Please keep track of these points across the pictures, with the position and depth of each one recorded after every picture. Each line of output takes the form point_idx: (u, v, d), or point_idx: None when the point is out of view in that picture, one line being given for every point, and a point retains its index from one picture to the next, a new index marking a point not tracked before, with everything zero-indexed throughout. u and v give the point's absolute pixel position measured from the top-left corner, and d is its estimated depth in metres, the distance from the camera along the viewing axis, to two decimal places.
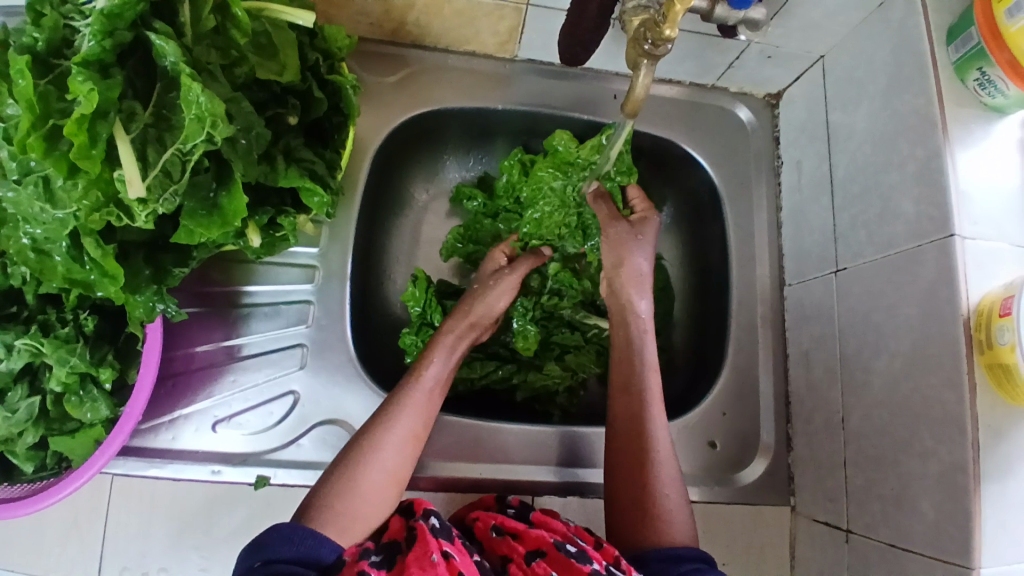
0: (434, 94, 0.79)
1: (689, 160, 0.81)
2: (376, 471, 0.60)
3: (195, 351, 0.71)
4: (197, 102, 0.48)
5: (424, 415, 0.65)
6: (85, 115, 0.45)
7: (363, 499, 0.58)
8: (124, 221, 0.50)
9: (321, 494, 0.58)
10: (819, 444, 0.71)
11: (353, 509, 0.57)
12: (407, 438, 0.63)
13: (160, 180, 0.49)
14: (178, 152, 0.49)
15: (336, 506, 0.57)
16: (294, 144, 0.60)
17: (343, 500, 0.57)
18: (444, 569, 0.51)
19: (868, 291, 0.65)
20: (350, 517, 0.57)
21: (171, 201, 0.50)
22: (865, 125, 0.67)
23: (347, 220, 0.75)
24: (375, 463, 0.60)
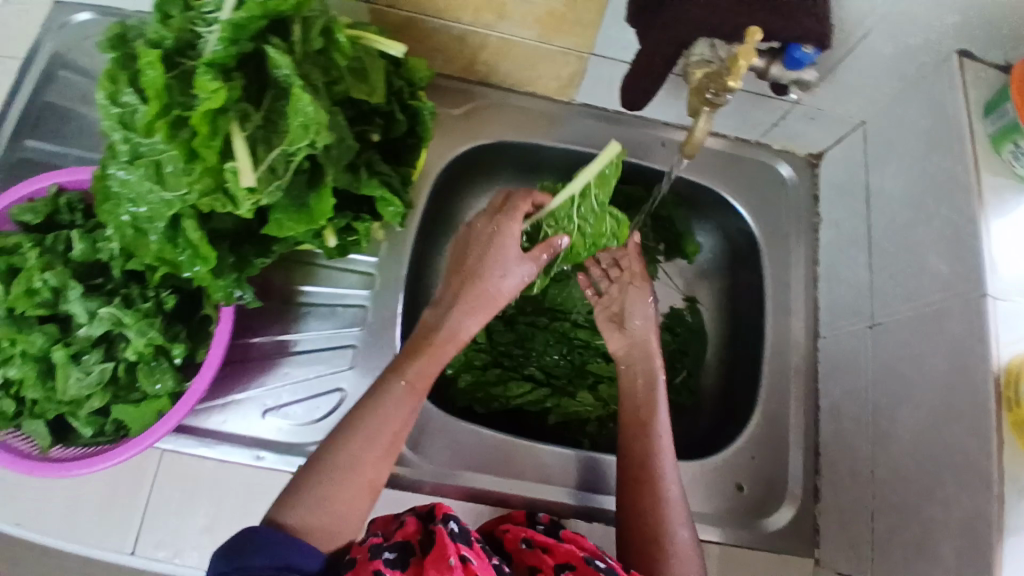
0: (496, 128, 0.85)
1: (731, 210, 0.86)
2: (350, 478, 0.59)
3: (252, 342, 0.75)
4: (302, 111, 0.53)
5: (401, 424, 0.62)
6: (209, 110, 0.52)
7: (337, 507, 0.58)
8: (227, 207, 0.56)
9: (295, 504, 0.57)
10: (844, 493, 0.72)
11: (326, 516, 0.57)
12: (383, 443, 0.61)
13: (267, 175, 0.55)
14: (284, 152, 0.55)
15: (307, 517, 0.56)
16: (374, 159, 0.66)
17: (316, 509, 0.57)
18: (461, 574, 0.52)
19: (900, 344, 0.67)
20: (325, 523, 0.57)
21: (274, 193, 0.56)
22: (902, 188, 0.70)
23: (406, 235, 0.80)
24: (352, 469, 0.59)
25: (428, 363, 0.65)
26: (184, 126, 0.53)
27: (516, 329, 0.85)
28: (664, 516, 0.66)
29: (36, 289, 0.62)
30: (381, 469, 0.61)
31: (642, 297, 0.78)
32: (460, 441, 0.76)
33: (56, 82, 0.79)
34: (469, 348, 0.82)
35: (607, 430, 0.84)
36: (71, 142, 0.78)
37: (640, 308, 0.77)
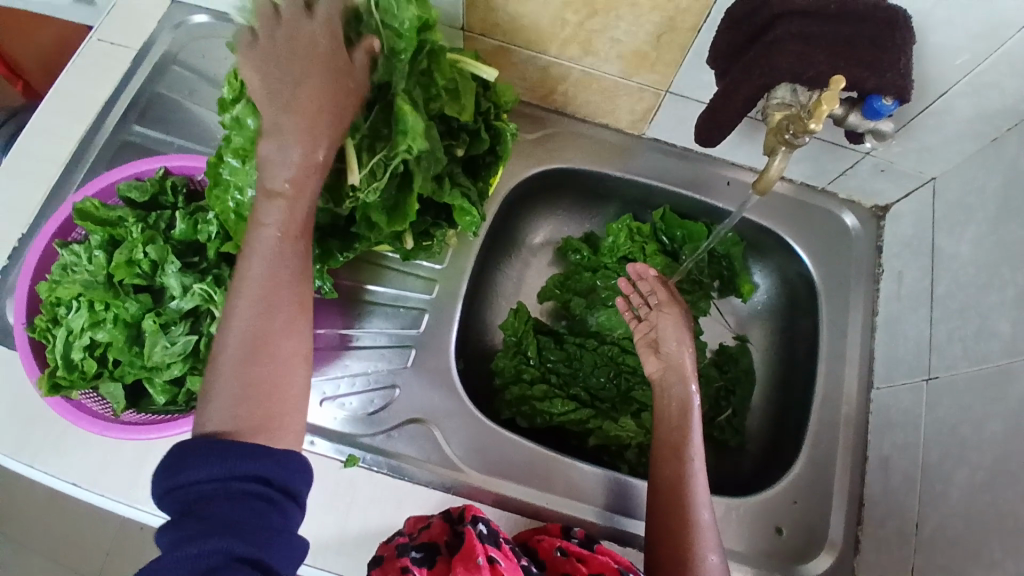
0: (568, 154, 0.89)
1: (792, 255, 0.87)
2: (249, 340, 0.50)
3: (317, 332, 0.79)
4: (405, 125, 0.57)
5: (256, 306, 0.51)
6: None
7: (251, 372, 0.50)
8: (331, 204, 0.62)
9: (210, 393, 0.49)
10: (887, 548, 0.71)
11: (251, 385, 0.50)
12: (256, 298, 0.51)
13: (368, 177, 0.60)
14: (384, 158, 0.60)
15: (224, 391, 0.49)
16: (456, 172, 0.70)
17: (228, 374, 0.49)
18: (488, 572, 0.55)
19: (957, 402, 0.67)
20: (241, 401, 0.49)
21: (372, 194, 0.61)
22: (970, 248, 0.71)
23: (470, 247, 0.85)
24: (241, 340, 0.50)
25: (302, 180, 0.52)
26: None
27: (565, 347, 0.88)
28: (694, 544, 0.66)
29: (136, 261, 0.68)
30: (294, 336, 0.53)
31: (675, 317, 0.79)
32: (503, 450, 0.78)
33: (167, 77, 0.85)
34: (519, 362, 0.84)
35: (647, 459, 0.84)
36: (176, 132, 0.83)
37: (677, 332, 0.78)
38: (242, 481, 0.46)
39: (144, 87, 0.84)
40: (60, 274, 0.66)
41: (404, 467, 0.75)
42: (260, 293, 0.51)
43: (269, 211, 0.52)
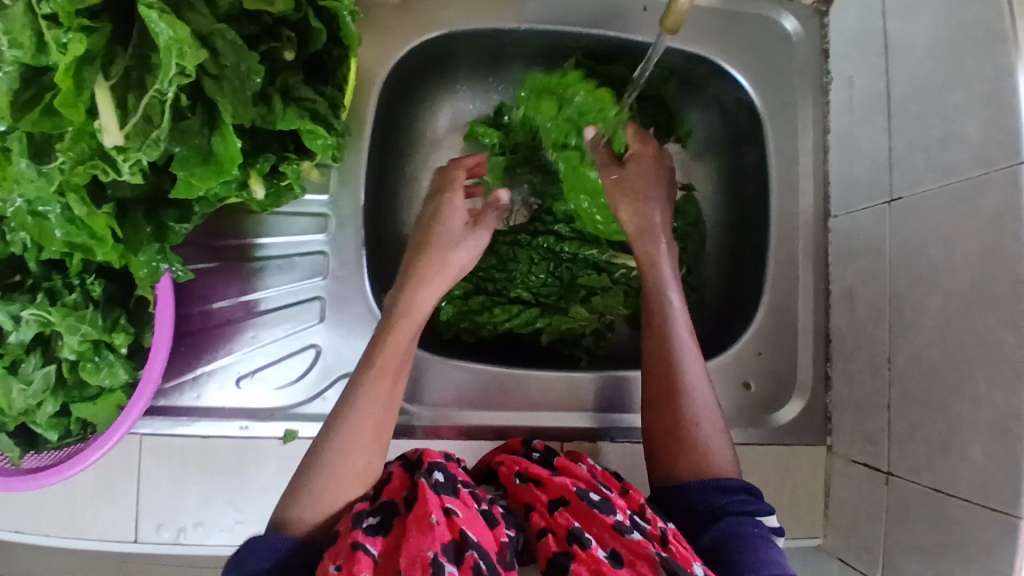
0: (442, 15, 0.71)
1: (729, 81, 0.74)
2: (369, 422, 0.56)
3: (211, 307, 0.69)
4: (161, 33, 0.43)
5: (385, 410, 0.58)
6: (71, 61, 0.43)
7: (356, 455, 0.55)
8: (110, 175, 0.48)
9: (312, 457, 0.55)
10: (859, 383, 0.68)
11: (345, 472, 0.54)
12: (391, 381, 0.59)
13: (140, 127, 0.46)
14: (157, 93, 0.45)
15: (332, 467, 0.54)
16: (292, 83, 0.55)
17: (338, 461, 0.54)
18: (443, 529, 0.47)
19: (924, 225, 0.60)
20: (338, 487, 0.53)
21: (155, 148, 0.47)
22: (928, 37, 0.59)
23: (356, 162, 0.70)
24: (357, 430, 0.56)
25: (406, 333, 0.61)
26: (31, 83, 0.45)
27: (497, 251, 0.77)
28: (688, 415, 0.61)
29: None
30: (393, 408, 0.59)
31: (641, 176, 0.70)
32: (452, 377, 0.72)
33: None
34: None
35: (603, 341, 0.81)
36: None
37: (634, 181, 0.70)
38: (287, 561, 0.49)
39: None
40: None
41: None
42: (395, 381, 0.59)
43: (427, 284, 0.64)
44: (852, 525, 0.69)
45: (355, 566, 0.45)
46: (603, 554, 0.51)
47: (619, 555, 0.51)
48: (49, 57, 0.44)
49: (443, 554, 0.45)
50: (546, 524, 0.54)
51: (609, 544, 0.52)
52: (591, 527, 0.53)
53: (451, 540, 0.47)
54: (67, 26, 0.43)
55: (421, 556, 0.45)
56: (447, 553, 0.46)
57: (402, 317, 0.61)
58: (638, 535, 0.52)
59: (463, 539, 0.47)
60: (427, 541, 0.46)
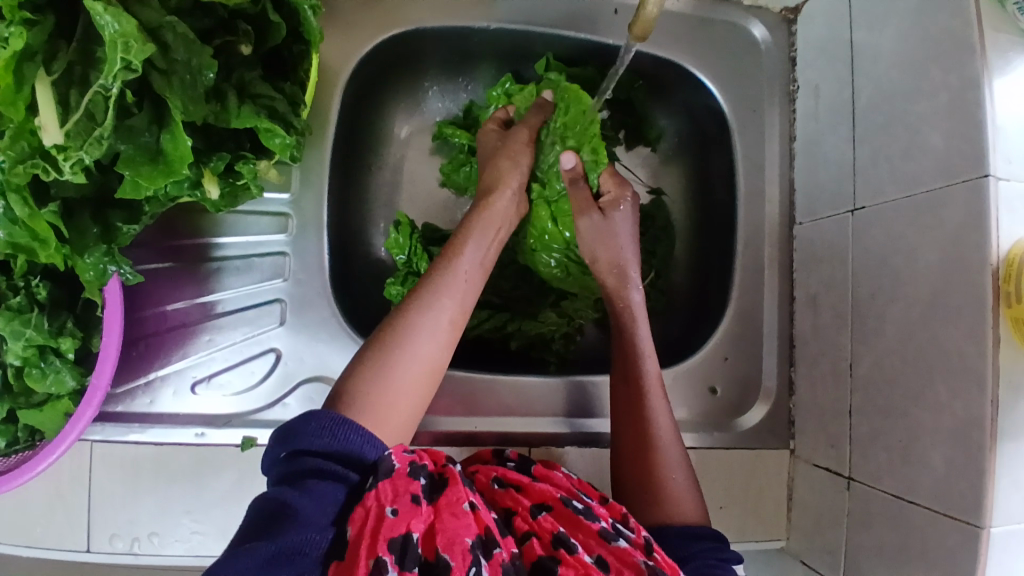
0: (410, 11, 0.70)
1: (698, 86, 0.74)
2: (417, 361, 0.52)
3: (166, 310, 0.66)
4: (106, 26, 0.41)
5: (464, 308, 0.57)
6: (12, 55, 0.40)
7: (398, 390, 0.51)
8: (52, 175, 0.45)
9: (352, 377, 0.50)
10: (822, 389, 0.69)
11: (384, 404, 0.50)
12: (447, 325, 0.55)
13: (83, 125, 0.44)
14: (101, 88, 0.43)
15: (371, 392, 0.50)
16: (248, 78, 0.53)
17: (382, 393, 0.50)
18: (474, 520, 0.47)
19: (888, 233, 0.61)
20: (376, 418, 0.49)
21: (98, 146, 0.44)
22: (894, 47, 0.60)
23: (319, 162, 0.68)
24: (406, 365, 0.52)
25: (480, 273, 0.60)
26: None
27: None
28: (661, 472, 0.59)
29: None
30: (444, 357, 0.54)
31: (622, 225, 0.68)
32: None
33: None
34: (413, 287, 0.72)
35: (573, 343, 0.80)
36: None
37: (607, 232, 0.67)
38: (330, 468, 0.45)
39: None
40: None
41: None
42: (452, 327, 0.55)
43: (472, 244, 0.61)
44: (815, 529, 0.69)
45: (411, 522, 0.44)
46: (589, 560, 0.51)
47: (606, 562, 0.51)
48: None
49: (476, 546, 0.45)
50: (531, 528, 0.53)
51: (595, 550, 0.52)
52: (576, 535, 0.53)
53: (479, 532, 0.47)
54: (8, 20, 0.41)
55: (460, 540, 0.45)
56: (478, 546, 0.46)
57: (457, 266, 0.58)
58: (624, 542, 0.52)
59: (491, 535, 0.47)
60: (465, 528, 0.46)
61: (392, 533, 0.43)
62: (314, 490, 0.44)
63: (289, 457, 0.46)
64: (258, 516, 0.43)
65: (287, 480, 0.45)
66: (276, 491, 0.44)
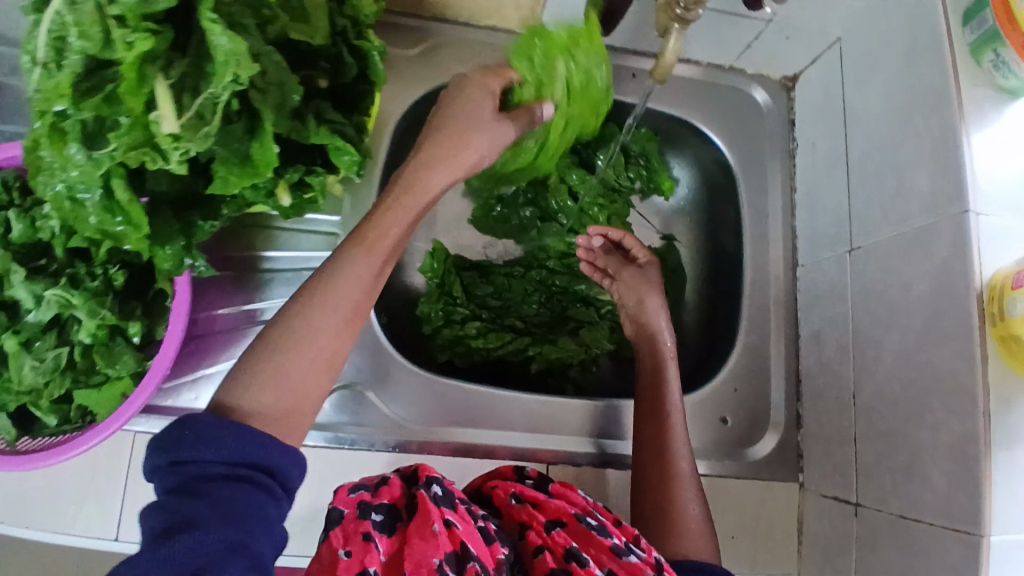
0: (454, 66, 0.80)
1: (707, 141, 0.83)
2: (302, 359, 0.52)
3: (216, 314, 0.72)
4: (220, 45, 0.49)
5: (365, 291, 0.56)
6: (135, 57, 0.47)
7: (286, 391, 0.51)
8: (158, 163, 0.51)
9: (232, 382, 0.51)
10: (828, 420, 0.73)
11: (276, 406, 0.50)
12: (343, 317, 0.54)
13: (194, 122, 0.51)
14: (210, 95, 0.51)
15: (261, 399, 0.50)
16: (323, 107, 0.62)
17: (270, 394, 0.50)
18: (445, 539, 0.53)
19: (883, 267, 0.67)
20: (273, 424, 0.50)
21: (205, 142, 0.51)
22: (881, 106, 0.68)
23: (367, 189, 0.76)
24: (293, 362, 0.51)
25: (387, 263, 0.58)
26: (94, 74, 0.49)
27: (493, 281, 0.82)
28: (683, 502, 0.66)
29: None
30: (339, 344, 0.54)
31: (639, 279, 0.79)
32: (443, 397, 0.74)
33: None
34: (446, 304, 0.79)
35: (590, 374, 0.83)
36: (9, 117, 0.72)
37: (638, 287, 0.79)
38: (218, 469, 0.45)
39: None
40: None
41: (342, 436, 0.70)
42: (345, 318, 0.54)
43: (393, 220, 0.58)
44: (826, 559, 0.71)
45: (366, 559, 0.52)
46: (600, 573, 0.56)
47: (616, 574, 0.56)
48: (113, 53, 0.47)
49: (445, 563, 0.52)
50: (543, 543, 0.59)
51: (606, 564, 0.57)
52: (590, 549, 0.58)
53: (452, 550, 0.54)
54: (134, 27, 0.47)
55: (427, 562, 0.52)
56: (449, 562, 0.53)
57: (364, 252, 0.56)
58: (636, 557, 0.57)
59: (464, 551, 0.54)
60: (432, 549, 0.52)
61: (349, 570, 0.52)
62: (211, 497, 0.44)
63: (181, 467, 0.45)
64: (159, 527, 0.43)
65: (173, 488, 0.45)
66: (168, 501, 0.44)
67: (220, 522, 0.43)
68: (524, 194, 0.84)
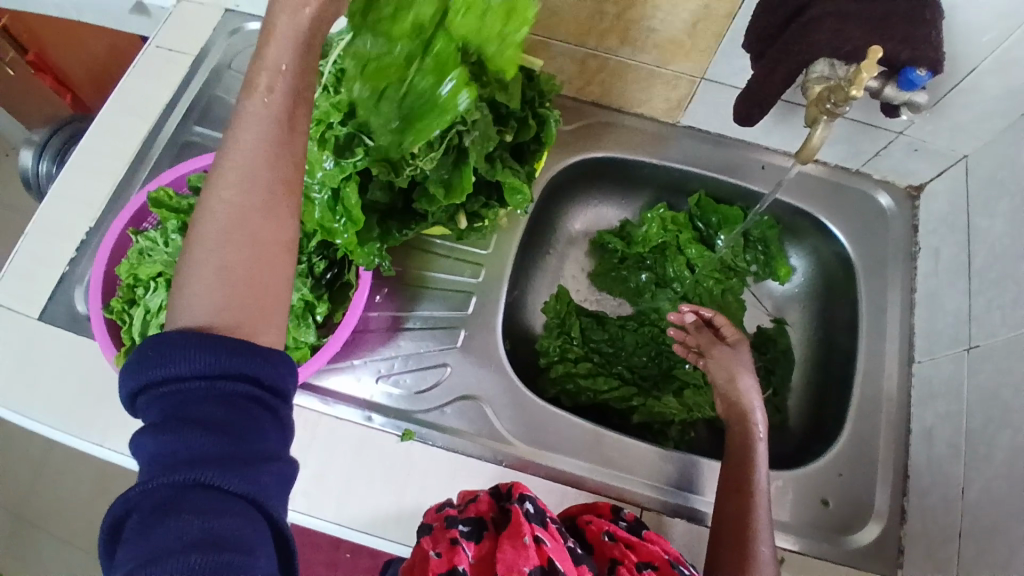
0: (604, 143, 0.91)
1: (826, 234, 0.90)
2: (211, 233, 0.48)
3: (370, 315, 0.83)
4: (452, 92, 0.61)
5: (271, 155, 0.49)
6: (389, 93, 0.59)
7: (203, 270, 0.47)
8: (390, 176, 0.64)
9: None
10: (933, 517, 0.73)
11: (200, 288, 0.47)
12: (247, 182, 0.48)
13: (426, 149, 0.62)
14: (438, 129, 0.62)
15: (188, 283, 0.47)
16: (503, 156, 0.72)
17: (190, 277, 0.47)
18: (535, 552, 0.56)
19: (999, 368, 0.69)
20: (200, 309, 0.47)
21: (428, 163, 0.63)
22: (1004, 219, 0.73)
23: (513, 231, 0.89)
24: (205, 233, 0.48)
25: (283, 123, 0.50)
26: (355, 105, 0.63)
27: (608, 329, 0.91)
28: None
29: None
30: (277, 229, 0.50)
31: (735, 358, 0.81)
32: (553, 426, 0.80)
33: (223, 79, 0.91)
34: (564, 341, 0.88)
35: (687, 438, 0.87)
36: None
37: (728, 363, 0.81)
38: (210, 383, 0.45)
39: (202, 91, 0.89)
40: (138, 257, 0.70)
41: (461, 440, 0.78)
42: (256, 190, 0.49)
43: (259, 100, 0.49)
44: None
45: (455, 559, 0.58)
46: None
47: None
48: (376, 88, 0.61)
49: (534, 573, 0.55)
50: None
51: None
52: None
53: (540, 564, 0.56)
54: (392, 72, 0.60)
55: (517, 568, 0.55)
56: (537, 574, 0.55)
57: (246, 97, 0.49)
58: None
59: (551, 565, 0.56)
60: (523, 558, 0.56)
61: (439, 567, 0.57)
62: (215, 409, 0.44)
63: (170, 388, 0.45)
64: (161, 445, 0.43)
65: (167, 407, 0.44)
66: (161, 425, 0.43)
67: (233, 426, 0.44)
68: (649, 259, 0.95)
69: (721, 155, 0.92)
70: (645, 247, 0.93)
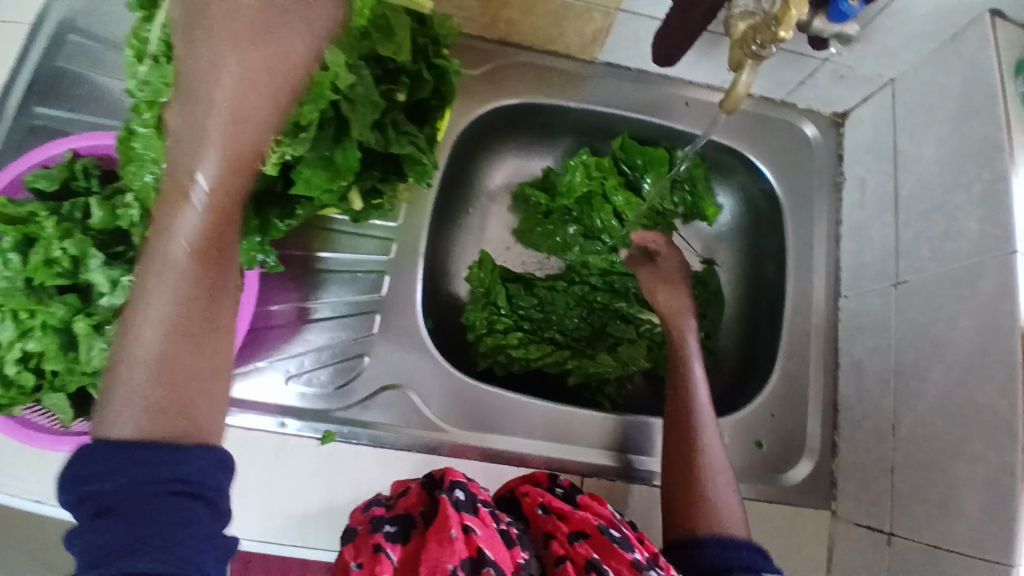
0: (515, 88, 0.82)
1: (753, 170, 0.86)
2: (138, 343, 0.44)
3: (271, 309, 0.74)
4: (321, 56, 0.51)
5: (210, 248, 0.48)
6: None
7: (128, 384, 0.43)
8: None
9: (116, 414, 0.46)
10: (865, 450, 0.74)
11: (124, 405, 0.42)
12: (176, 282, 0.46)
13: (293, 128, 0.52)
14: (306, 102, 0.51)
15: (112, 400, 0.43)
16: (399, 119, 0.64)
17: (115, 392, 0.43)
18: (461, 546, 0.50)
19: (930, 302, 0.68)
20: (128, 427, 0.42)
21: (300, 146, 0.52)
22: (933, 149, 0.70)
23: (424, 198, 0.80)
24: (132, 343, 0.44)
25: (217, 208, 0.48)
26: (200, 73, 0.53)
27: (537, 292, 0.85)
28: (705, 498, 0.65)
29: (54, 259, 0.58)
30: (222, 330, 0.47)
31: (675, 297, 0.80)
32: (486, 403, 0.76)
33: (65, 47, 0.74)
34: (490, 312, 0.82)
35: (624, 391, 0.85)
36: (83, 106, 0.73)
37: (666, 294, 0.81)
38: (131, 488, 0.40)
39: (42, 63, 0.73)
40: None
41: (388, 434, 0.73)
42: (182, 287, 0.46)
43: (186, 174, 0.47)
44: None
45: (375, 567, 0.50)
46: None
47: None
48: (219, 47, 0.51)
49: (460, 568, 0.49)
50: (565, 553, 0.57)
51: None
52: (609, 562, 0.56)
53: (469, 556, 0.50)
54: None
55: (440, 566, 0.48)
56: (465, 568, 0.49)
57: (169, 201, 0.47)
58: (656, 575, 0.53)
59: (481, 555, 0.50)
60: (447, 554, 0.49)
61: None
62: (137, 516, 0.39)
63: (91, 498, 0.40)
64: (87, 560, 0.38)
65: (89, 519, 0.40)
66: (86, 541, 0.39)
67: (166, 529, 0.39)
68: (574, 213, 0.88)
69: (642, 95, 0.85)
70: (568, 199, 0.86)
